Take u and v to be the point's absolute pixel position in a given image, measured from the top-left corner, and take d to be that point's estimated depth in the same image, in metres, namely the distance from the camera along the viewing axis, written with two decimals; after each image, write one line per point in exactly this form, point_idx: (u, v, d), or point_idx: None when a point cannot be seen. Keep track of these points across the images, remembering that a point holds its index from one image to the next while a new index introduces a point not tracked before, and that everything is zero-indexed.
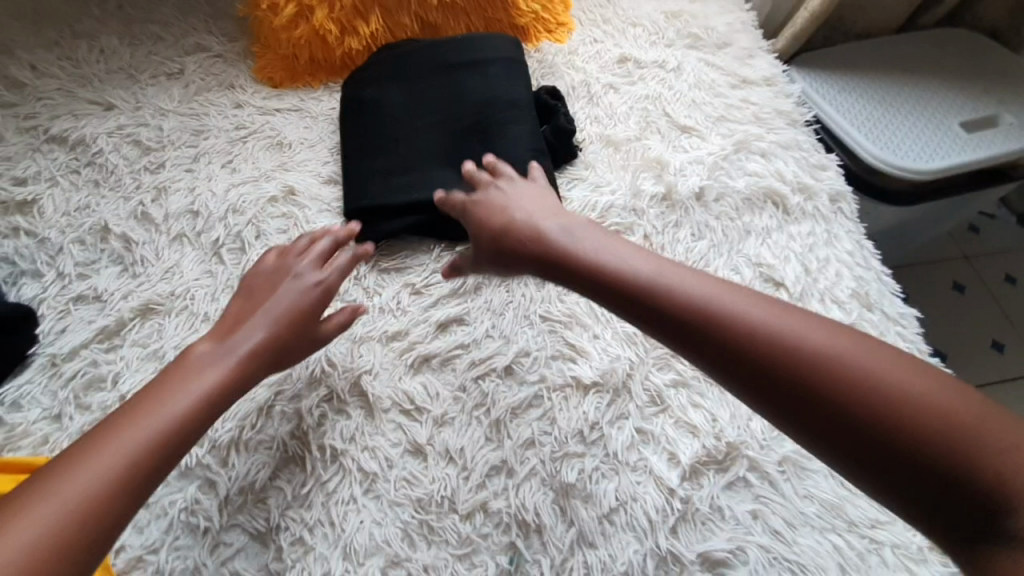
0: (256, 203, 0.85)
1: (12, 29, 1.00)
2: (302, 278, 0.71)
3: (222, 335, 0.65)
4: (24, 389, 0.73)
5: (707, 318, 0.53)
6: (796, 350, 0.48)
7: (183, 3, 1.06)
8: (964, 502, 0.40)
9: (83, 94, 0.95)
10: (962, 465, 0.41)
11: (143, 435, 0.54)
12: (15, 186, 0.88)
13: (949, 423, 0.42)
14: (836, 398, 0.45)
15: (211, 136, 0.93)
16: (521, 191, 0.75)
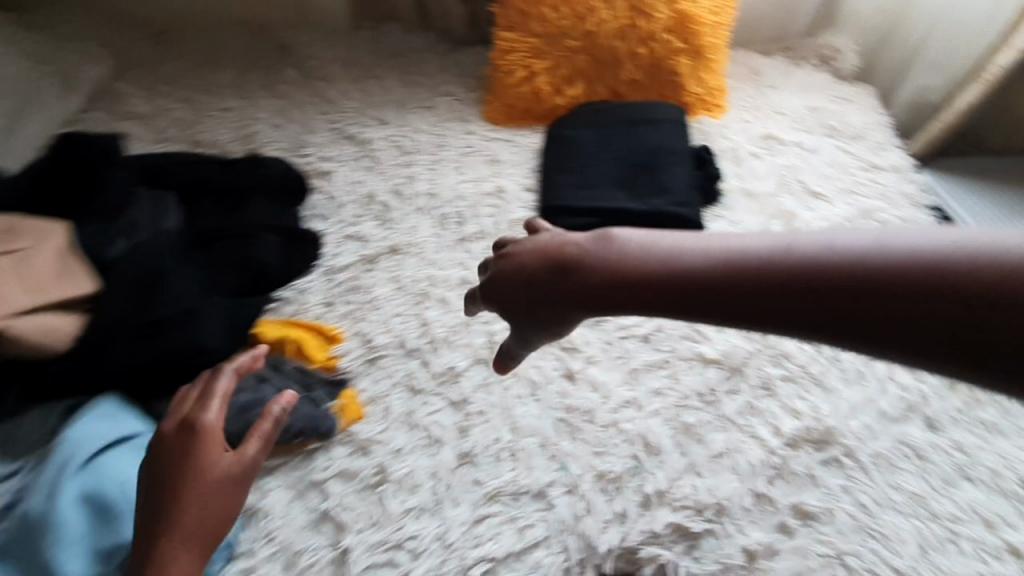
0: (475, 195, 1.15)
1: (333, 66, 1.45)
2: (202, 429, 0.74)
3: (161, 505, 0.69)
4: (309, 283, 1.04)
5: (716, 275, 0.57)
6: (794, 273, 0.53)
7: (440, 61, 1.46)
8: (1000, 320, 0.44)
9: (369, 112, 1.36)
10: (977, 291, 0.45)
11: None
12: (321, 162, 1.28)
13: (960, 267, 0.46)
14: (845, 297, 0.50)
15: (447, 148, 1.27)
16: (522, 244, 0.72)
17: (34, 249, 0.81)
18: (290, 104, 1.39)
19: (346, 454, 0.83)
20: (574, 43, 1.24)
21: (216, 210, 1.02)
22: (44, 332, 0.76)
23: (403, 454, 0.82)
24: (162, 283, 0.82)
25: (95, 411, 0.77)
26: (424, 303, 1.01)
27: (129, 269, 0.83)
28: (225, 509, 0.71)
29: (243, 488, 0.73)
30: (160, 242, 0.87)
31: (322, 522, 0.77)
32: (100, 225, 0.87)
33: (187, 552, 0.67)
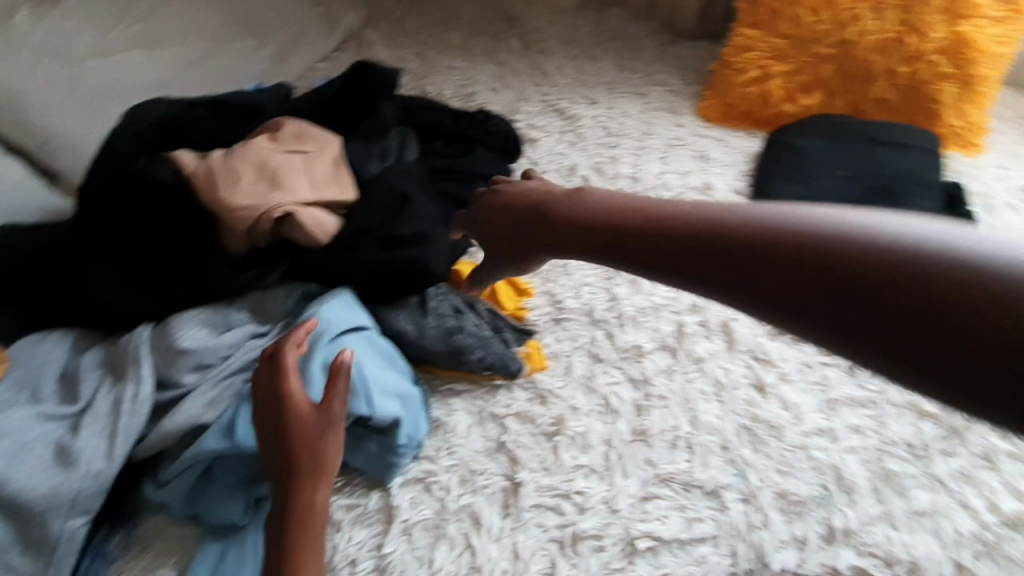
0: (681, 188, 1.13)
1: (551, 41, 1.47)
2: (283, 400, 0.74)
3: (276, 468, 0.71)
4: None
5: (698, 231, 0.55)
6: (777, 236, 0.49)
7: (659, 51, 1.44)
8: (948, 311, 0.39)
9: (580, 90, 1.36)
10: (929, 285, 0.40)
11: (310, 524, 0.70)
12: (525, 130, 1.29)
13: (922, 256, 0.41)
14: (821, 273, 0.45)
15: (654, 137, 1.24)
16: (531, 187, 0.83)
17: (317, 150, 0.92)
18: (507, 71, 1.43)
19: (526, 399, 0.87)
20: (826, 49, 1.19)
21: (443, 153, 1.09)
22: (316, 226, 0.86)
23: (579, 413, 0.85)
24: (406, 203, 0.91)
25: (340, 299, 0.85)
26: (614, 279, 1.01)
27: (383, 184, 0.92)
28: (327, 458, 0.72)
29: (338, 435, 0.73)
30: (408, 168, 0.96)
31: (498, 451, 0.82)
32: (362, 140, 0.97)
33: (316, 495, 0.71)
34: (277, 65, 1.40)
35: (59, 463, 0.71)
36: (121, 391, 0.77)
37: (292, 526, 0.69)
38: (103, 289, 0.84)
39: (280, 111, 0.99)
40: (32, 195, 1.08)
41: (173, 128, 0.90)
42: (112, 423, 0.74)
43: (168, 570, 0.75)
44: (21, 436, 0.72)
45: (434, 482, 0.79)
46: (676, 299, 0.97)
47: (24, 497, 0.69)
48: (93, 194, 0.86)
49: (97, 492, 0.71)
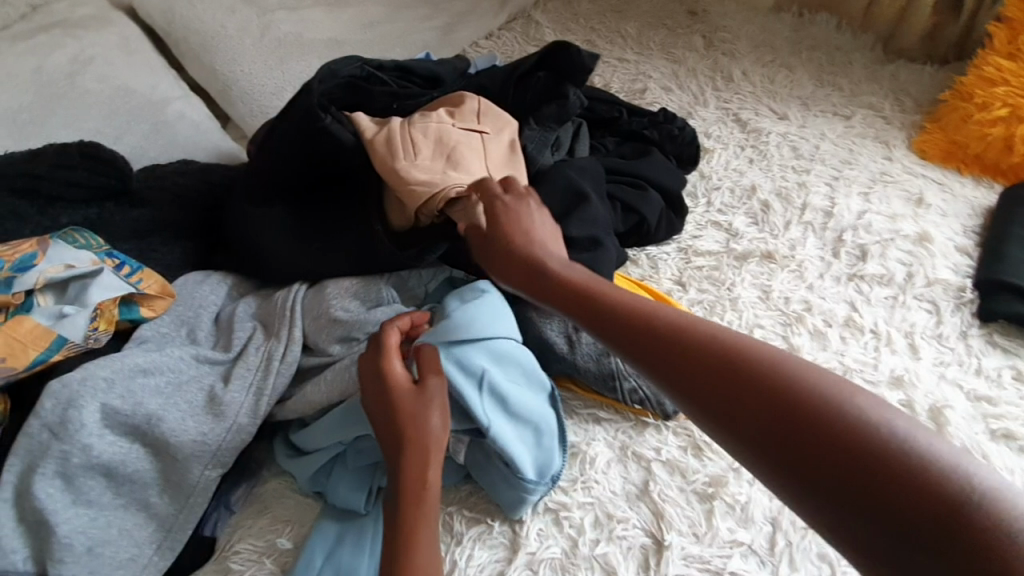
0: (886, 235, 0.97)
1: (741, 43, 1.32)
2: (383, 377, 0.67)
3: (389, 440, 0.65)
4: (662, 254, 0.97)
5: (719, 367, 0.48)
6: (777, 389, 0.45)
7: (869, 72, 1.26)
8: (879, 480, 0.39)
9: (768, 103, 1.20)
10: (867, 451, 0.40)
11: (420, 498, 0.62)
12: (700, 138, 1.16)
13: (868, 428, 0.41)
14: (824, 459, 0.42)
15: (856, 169, 1.07)
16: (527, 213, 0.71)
17: (495, 130, 0.86)
18: (685, 69, 1.29)
19: (677, 446, 0.76)
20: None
21: (614, 153, 1.00)
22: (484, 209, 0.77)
23: (740, 476, 0.73)
24: (577, 203, 0.83)
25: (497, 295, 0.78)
26: (795, 327, 0.87)
27: (556, 177, 0.85)
28: (435, 433, 0.65)
29: (442, 410, 0.66)
30: (581, 164, 0.88)
31: (640, 498, 0.72)
32: (540, 127, 0.89)
33: (416, 466, 0.63)
34: (445, 36, 1.37)
35: (206, 411, 0.70)
36: (272, 348, 0.75)
37: (406, 505, 0.62)
38: (272, 242, 0.84)
39: (459, 86, 0.94)
40: (210, 135, 1.11)
41: (354, 91, 0.88)
42: (262, 380, 0.73)
43: (283, 539, 0.72)
44: (178, 375, 0.71)
45: (566, 517, 0.70)
46: (871, 367, 0.83)
47: (171, 440, 0.67)
48: (271, 145, 0.84)
49: (236, 448, 0.70)
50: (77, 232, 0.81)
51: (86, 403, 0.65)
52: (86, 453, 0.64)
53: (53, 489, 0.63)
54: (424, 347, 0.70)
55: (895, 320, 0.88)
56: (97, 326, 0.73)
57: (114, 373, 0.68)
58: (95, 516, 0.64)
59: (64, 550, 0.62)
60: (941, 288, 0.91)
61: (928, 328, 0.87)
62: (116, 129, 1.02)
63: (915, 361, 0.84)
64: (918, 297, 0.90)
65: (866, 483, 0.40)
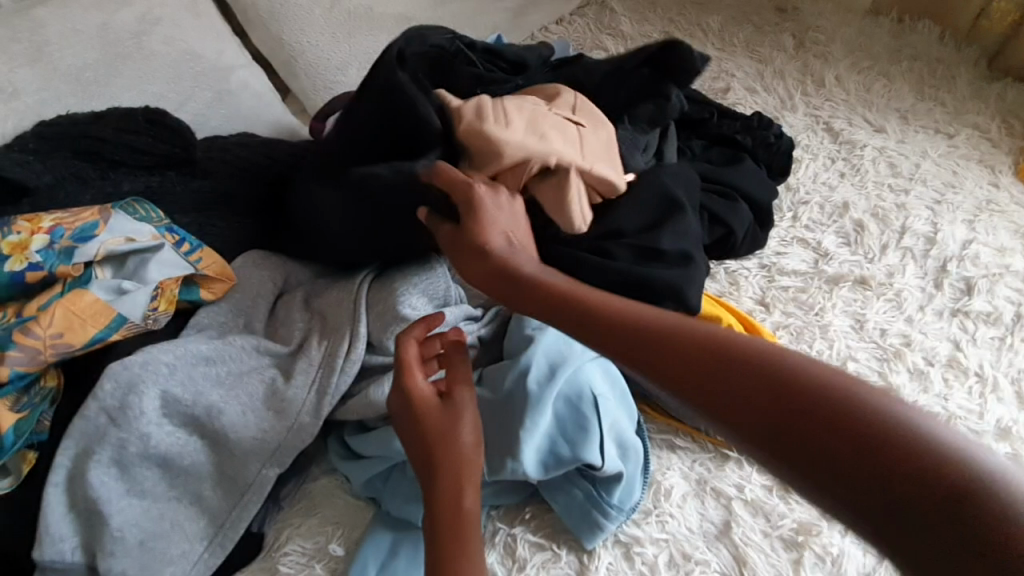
0: (993, 269, 0.89)
1: (834, 45, 1.22)
2: (410, 397, 0.62)
3: (422, 464, 0.60)
4: (742, 270, 0.90)
5: (701, 356, 0.48)
6: (750, 369, 0.46)
7: (975, 88, 1.16)
8: (871, 454, 0.40)
9: (863, 113, 1.11)
10: (853, 424, 0.41)
11: (463, 522, 0.57)
12: None
13: (850, 404, 0.42)
14: (819, 439, 0.42)
15: (960, 193, 0.99)
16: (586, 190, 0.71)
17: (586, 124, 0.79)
18: (772, 70, 1.20)
19: (762, 486, 0.70)
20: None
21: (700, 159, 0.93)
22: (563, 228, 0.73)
23: (832, 524, 0.66)
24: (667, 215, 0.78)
25: None
26: (893, 363, 0.79)
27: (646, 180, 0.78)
28: (472, 453, 0.60)
29: (473, 424, 0.62)
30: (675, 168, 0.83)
31: (719, 540, 0.66)
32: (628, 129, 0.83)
33: (456, 491, 0.58)
34: (515, 19, 1.29)
35: (267, 407, 0.67)
36: (336, 345, 0.70)
37: (447, 530, 0.57)
38: (341, 232, 0.79)
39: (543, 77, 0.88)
40: (270, 107, 1.07)
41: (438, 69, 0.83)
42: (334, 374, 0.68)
43: (336, 545, 0.68)
44: (241, 365, 0.68)
45: (638, 553, 0.65)
46: (976, 416, 0.75)
47: (231, 435, 0.65)
48: (351, 122, 0.77)
49: (296, 447, 0.67)
50: (139, 203, 0.78)
51: (147, 389, 0.63)
52: (144, 443, 0.62)
53: (107, 477, 0.61)
54: (451, 362, 0.65)
55: (1004, 365, 0.80)
56: (156, 307, 0.71)
57: (176, 359, 0.65)
58: (148, 508, 0.62)
59: (117, 543, 0.59)
60: None
61: None
62: (179, 95, 0.98)
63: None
64: None
65: (862, 455, 0.40)
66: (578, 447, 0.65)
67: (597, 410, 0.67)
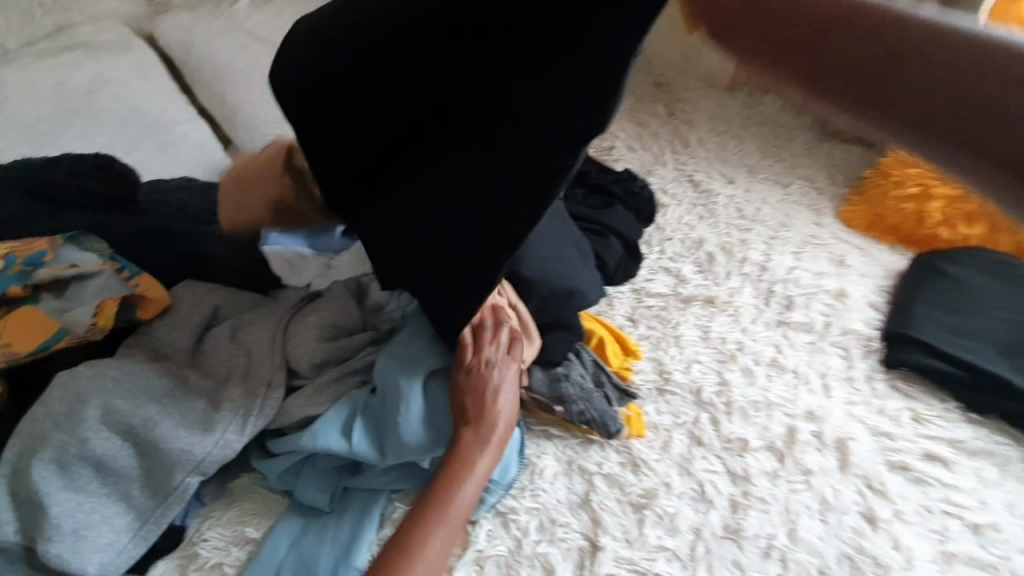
0: (811, 286, 1.09)
1: (698, 114, 1.50)
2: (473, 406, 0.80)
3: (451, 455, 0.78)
4: (616, 293, 1.10)
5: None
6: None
7: (808, 144, 1.41)
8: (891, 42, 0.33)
9: (718, 168, 1.36)
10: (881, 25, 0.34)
11: (451, 508, 0.74)
12: (658, 194, 1.30)
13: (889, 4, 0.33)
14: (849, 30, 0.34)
15: (790, 230, 1.21)
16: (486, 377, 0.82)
17: None
18: (648, 133, 1.46)
19: (618, 462, 0.85)
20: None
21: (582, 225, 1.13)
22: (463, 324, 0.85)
23: (670, 491, 0.82)
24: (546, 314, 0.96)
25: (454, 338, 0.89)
26: (728, 364, 0.98)
27: (535, 261, 0.92)
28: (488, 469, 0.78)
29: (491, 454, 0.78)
30: (569, 280, 0.94)
31: (581, 507, 0.80)
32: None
33: (460, 487, 0.75)
34: None
35: (199, 423, 0.76)
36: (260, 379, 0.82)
37: (434, 517, 0.73)
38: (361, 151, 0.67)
39: None
40: (211, 154, 1.20)
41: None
42: (261, 399, 0.80)
43: (251, 529, 0.77)
44: (180, 388, 0.78)
45: (512, 520, 0.78)
46: (792, 402, 0.92)
47: (163, 445, 0.73)
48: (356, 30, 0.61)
49: (220, 462, 0.76)
50: (86, 237, 0.88)
51: (92, 400, 0.72)
52: (83, 445, 0.70)
53: (48, 472, 0.69)
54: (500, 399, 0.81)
55: (813, 361, 0.98)
56: (97, 323, 0.79)
57: (122, 373, 0.76)
58: (82, 501, 0.70)
59: (53, 530, 0.67)
60: (855, 337, 1.00)
61: (840, 371, 0.96)
62: (125, 143, 1.11)
63: (830, 399, 0.93)
64: (834, 343, 1.00)
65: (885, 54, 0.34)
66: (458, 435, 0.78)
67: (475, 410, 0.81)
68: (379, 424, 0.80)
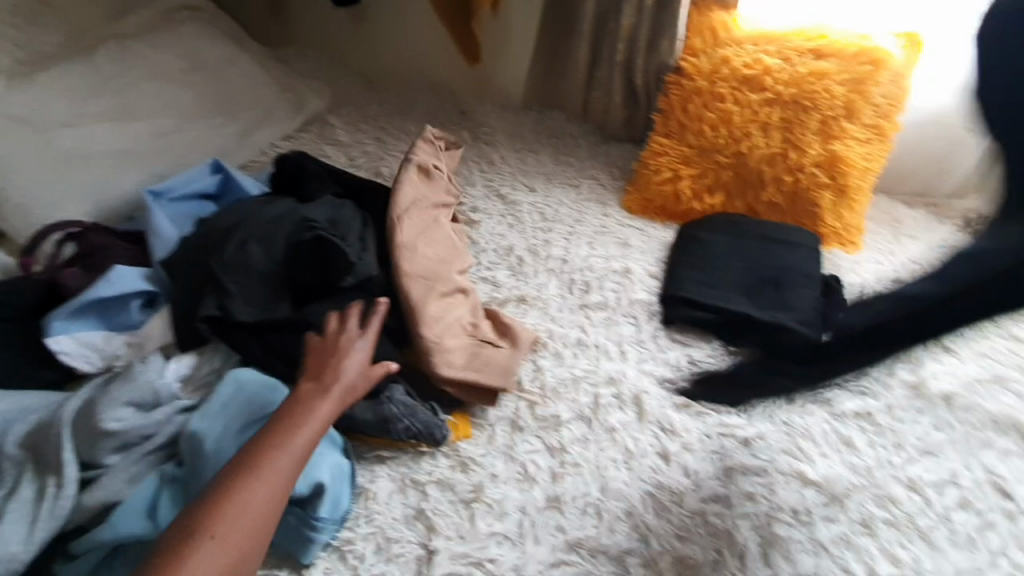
0: (603, 269, 1.25)
1: (499, 134, 1.65)
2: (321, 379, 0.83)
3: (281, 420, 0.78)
4: None
5: None
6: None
7: (592, 149, 1.61)
8: None
9: (522, 180, 1.51)
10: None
11: (265, 471, 0.72)
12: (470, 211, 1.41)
13: None
14: None
15: (585, 224, 1.38)
16: (332, 353, 0.86)
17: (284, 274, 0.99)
18: (457, 158, 1.58)
19: (447, 466, 0.90)
20: (808, 162, 1.25)
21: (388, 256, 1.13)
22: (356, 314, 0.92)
23: (497, 481, 0.89)
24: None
25: (253, 385, 0.87)
26: (541, 351, 1.09)
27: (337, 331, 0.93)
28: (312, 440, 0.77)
29: (321, 426, 0.78)
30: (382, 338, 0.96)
31: (415, 519, 0.84)
32: (311, 261, 0.99)
33: (285, 448, 0.75)
34: (242, 140, 1.55)
35: None
36: (46, 482, 0.77)
37: (243, 481, 0.71)
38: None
39: (247, 219, 1.05)
40: None
41: (197, 271, 1.00)
42: (50, 501, 0.76)
43: None
44: None
45: (350, 551, 0.80)
46: (595, 373, 1.05)
47: None
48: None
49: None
50: None
51: None
52: None
53: None
54: (343, 375, 0.84)
55: (610, 334, 1.12)
56: None
57: None
58: None
59: None
60: (640, 305, 1.17)
61: (632, 336, 1.12)
62: None
63: (625, 363, 1.07)
64: (625, 314, 1.16)
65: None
66: None
67: None
68: (186, 496, 0.78)
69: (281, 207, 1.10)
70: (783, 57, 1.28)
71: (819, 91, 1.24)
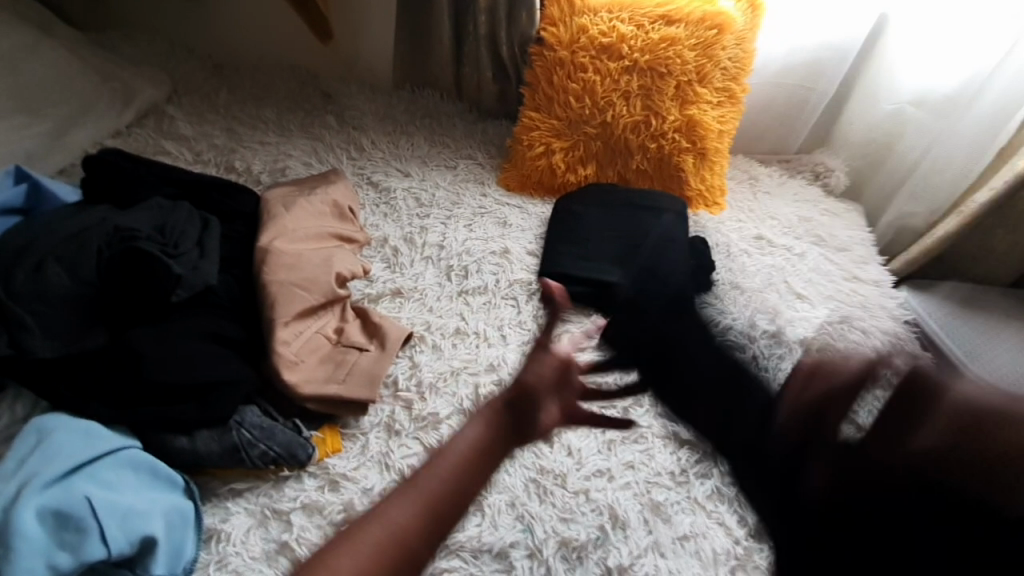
0: (482, 252, 1.20)
1: (367, 117, 1.53)
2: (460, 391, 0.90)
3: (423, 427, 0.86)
4: None
5: None
6: None
7: (469, 128, 1.54)
8: None
9: (395, 165, 1.42)
10: None
11: None
12: None
13: None
14: None
15: (462, 206, 1.32)
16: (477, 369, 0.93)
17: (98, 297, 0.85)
18: (322, 145, 1.45)
19: (316, 487, 0.83)
20: (669, 127, 1.27)
21: (234, 259, 1.00)
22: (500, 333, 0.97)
23: (372, 494, 0.83)
24: (176, 402, 0.81)
25: (59, 435, 0.73)
26: (417, 346, 1.02)
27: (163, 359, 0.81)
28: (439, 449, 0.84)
29: None
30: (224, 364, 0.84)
31: (279, 553, 0.76)
32: (128, 280, 0.85)
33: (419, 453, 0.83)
34: (55, 141, 1.32)
35: None
36: None
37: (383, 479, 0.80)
38: None
39: (48, 236, 0.89)
40: None
41: None
42: None
43: None
44: None
45: None
46: (474, 361, 1.01)
47: None
48: None
49: None
50: None
51: None
52: None
53: None
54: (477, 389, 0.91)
55: (489, 318, 1.09)
56: None
57: None
58: None
59: None
60: (519, 285, 1.14)
61: (512, 319, 1.09)
62: None
63: (506, 347, 1.04)
64: (505, 297, 1.12)
65: None
66: (75, 551, 0.66)
67: (95, 512, 0.68)
68: None
69: (94, 216, 0.95)
70: (635, 24, 1.27)
71: (672, 57, 1.26)
